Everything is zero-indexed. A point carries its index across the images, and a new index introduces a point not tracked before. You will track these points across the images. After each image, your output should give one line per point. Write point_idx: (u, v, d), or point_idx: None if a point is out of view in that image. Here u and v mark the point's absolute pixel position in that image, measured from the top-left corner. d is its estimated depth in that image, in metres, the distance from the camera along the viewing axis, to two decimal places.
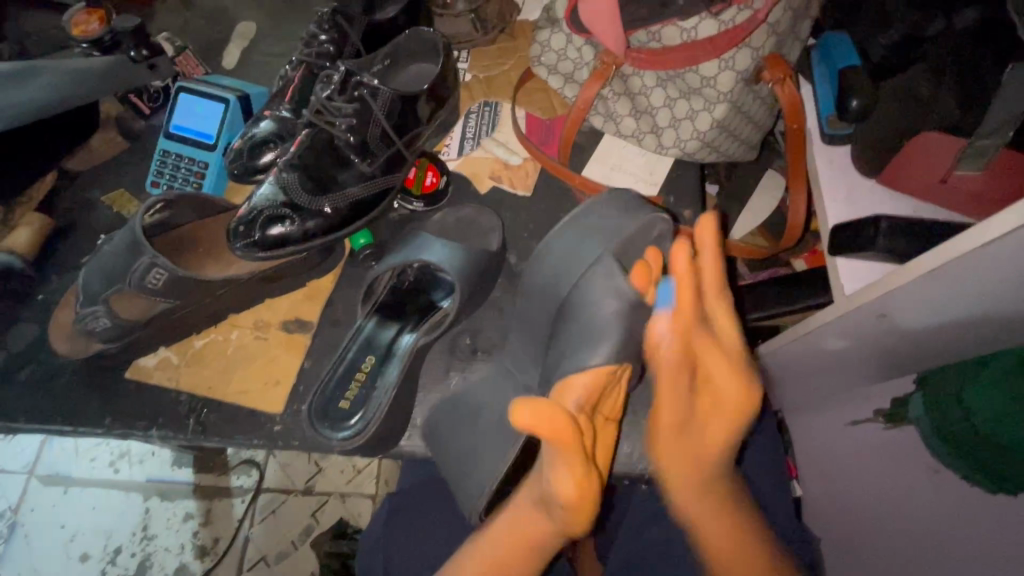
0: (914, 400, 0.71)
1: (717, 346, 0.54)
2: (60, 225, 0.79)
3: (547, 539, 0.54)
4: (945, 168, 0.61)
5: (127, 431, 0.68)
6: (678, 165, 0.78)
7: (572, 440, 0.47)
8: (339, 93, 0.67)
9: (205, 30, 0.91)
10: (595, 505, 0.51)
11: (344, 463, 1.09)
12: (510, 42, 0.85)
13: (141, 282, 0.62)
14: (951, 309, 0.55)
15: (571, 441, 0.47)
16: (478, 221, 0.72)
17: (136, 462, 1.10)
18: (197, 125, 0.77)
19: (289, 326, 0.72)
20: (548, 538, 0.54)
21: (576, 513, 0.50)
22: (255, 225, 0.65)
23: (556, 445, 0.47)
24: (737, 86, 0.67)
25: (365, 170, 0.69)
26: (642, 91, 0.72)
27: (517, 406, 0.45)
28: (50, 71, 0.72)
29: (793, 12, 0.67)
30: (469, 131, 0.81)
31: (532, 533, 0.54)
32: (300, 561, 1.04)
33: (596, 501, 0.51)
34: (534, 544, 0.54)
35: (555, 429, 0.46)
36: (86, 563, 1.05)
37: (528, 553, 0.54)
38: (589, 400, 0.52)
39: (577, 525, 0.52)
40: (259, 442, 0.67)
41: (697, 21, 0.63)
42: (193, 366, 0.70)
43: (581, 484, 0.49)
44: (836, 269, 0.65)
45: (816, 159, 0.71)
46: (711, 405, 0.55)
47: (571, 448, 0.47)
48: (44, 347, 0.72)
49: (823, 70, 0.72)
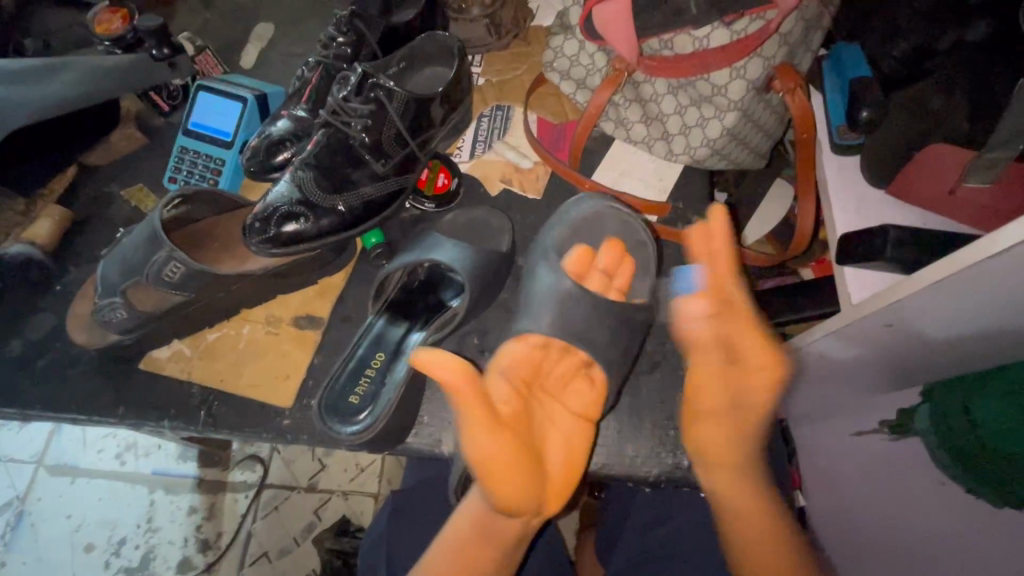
0: (920, 412, 0.71)
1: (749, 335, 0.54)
2: (80, 218, 0.81)
3: (505, 531, 0.53)
4: (955, 179, 0.61)
5: (140, 422, 0.70)
6: (687, 172, 0.79)
7: (472, 393, 0.48)
8: (356, 95, 0.68)
9: (225, 30, 0.93)
10: (520, 475, 0.50)
11: (347, 461, 1.10)
12: (524, 48, 0.86)
13: (157, 275, 0.63)
14: (958, 320, 0.55)
15: (473, 394, 0.48)
16: (489, 222, 0.73)
17: (142, 454, 1.12)
18: (215, 123, 0.79)
19: (300, 322, 0.73)
20: (506, 528, 0.54)
21: (502, 490, 0.49)
22: (270, 222, 0.67)
23: (456, 399, 0.48)
24: (747, 95, 0.68)
25: (378, 169, 0.70)
26: (654, 98, 0.73)
27: (422, 352, 0.47)
28: (78, 67, 0.75)
29: (806, 23, 0.67)
30: (481, 134, 0.82)
31: (483, 521, 0.54)
32: (302, 557, 1.05)
33: (517, 472, 0.49)
34: (492, 534, 0.54)
35: (451, 375, 0.47)
36: (90, 553, 1.07)
37: (489, 545, 0.54)
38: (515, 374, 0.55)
39: (507, 501, 0.50)
40: (268, 436, 0.68)
41: (710, 30, 0.64)
42: (205, 359, 0.71)
43: (494, 445, 0.48)
44: (843, 277, 0.66)
45: (825, 168, 0.72)
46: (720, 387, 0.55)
47: (470, 403, 0.48)
48: (61, 337, 0.74)
49: (836, 82, 0.74)
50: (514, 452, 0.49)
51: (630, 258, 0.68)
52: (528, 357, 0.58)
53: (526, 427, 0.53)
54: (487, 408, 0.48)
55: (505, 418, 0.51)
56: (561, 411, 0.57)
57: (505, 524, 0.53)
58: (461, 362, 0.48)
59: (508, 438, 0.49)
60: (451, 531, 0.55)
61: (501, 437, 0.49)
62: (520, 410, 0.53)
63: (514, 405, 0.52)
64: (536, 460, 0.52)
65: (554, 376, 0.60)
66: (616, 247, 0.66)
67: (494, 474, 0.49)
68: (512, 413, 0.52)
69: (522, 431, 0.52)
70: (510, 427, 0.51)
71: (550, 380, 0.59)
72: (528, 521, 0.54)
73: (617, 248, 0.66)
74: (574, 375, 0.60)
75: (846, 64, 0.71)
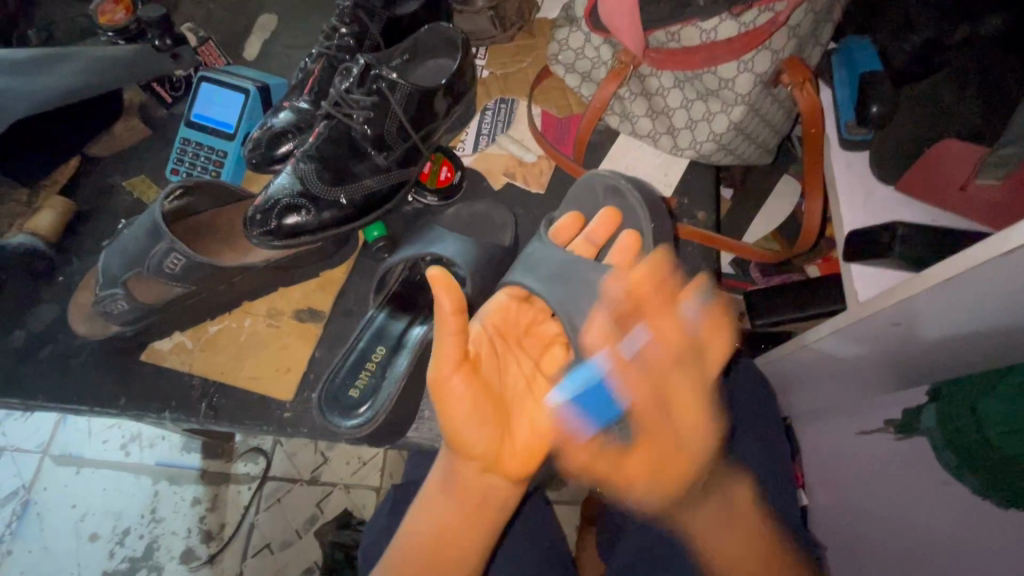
0: (926, 411, 0.70)
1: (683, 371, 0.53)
2: (82, 209, 0.81)
3: (467, 481, 0.53)
4: (964, 177, 0.60)
5: (142, 412, 0.70)
6: (693, 167, 0.78)
7: (454, 323, 0.47)
8: (358, 86, 0.68)
9: (229, 21, 0.92)
10: (476, 413, 0.50)
11: (349, 454, 1.10)
12: (529, 40, 0.85)
13: (158, 267, 0.63)
14: (968, 319, 0.54)
15: (456, 324, 0.47)
16: (492, 217, 0.72)
17: (146, 446, 1.12)
18: (217, 114, 0.78)
19: (302, 315, 0.72)
20: (471, 481, 0.53)
21: (458, 426, 0.49)
22: (271, 214, 0.66)
23: (439, 328, 0.47)
24: (754, 88, 0.67)
25: (380, 162, 0.69)
26: (659, 92, 0.72)
27: (432, 269, 0.45)
28: (77, 58, 0.75)
29: (816, 16, 0.66)
30: (485, 127, 0.81)
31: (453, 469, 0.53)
32: (304, 550, 1.06)
33: (471, 411, 0.49)
34: (461, 487, 0.54)
35: (441, 301, 0.46)
36: (95, 542, 1.08)
37: (456, 497, 0.54)
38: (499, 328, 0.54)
39: (461, 440, 0.50)
40: (269, 428, 0.68)
41: (717, 22, 0.63)
42: (207, 351, 0.71)
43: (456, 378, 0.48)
44: (850, 275, 0.65)
45: (834, 164, 0.71)
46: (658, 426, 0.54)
47: (448, 330, 0.47)
48: (65, 327, 0.74)
49: (844, 75, 0.72)
50: (477, 391, 0.50)
51: (633, 232, 0.58)
52: (507, 312, 0.54)
53: (491, 374, 0.52)
54: (461, 346, 0.48)
55: (472, 358, 0.51)
56: (528, 366, 0.55)
57: (464, 470, 0.53)
58: (460, 296, 0.46)
59: (472, 379, 0.49)
60: (431, 483, 0.56)
61: (467, 375, 0.49)
62: (486, 354, 0.52)
63: (481, 348, 0.52)
64: (495, 407, 0.52)
65: (532, 338, 0.57)
66: (613, 217, 0.59)
67: (451, 411, 0.49)
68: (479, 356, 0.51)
69: (485, 375, 0.52)
70: (475, 367, 0.50)
71: (527, 340, 0.57)
72: (483, 471, 0.52)
73: (611, 219, 0.59)
74: (551, 342, 0.58)
75: (857, 59, 0.70)
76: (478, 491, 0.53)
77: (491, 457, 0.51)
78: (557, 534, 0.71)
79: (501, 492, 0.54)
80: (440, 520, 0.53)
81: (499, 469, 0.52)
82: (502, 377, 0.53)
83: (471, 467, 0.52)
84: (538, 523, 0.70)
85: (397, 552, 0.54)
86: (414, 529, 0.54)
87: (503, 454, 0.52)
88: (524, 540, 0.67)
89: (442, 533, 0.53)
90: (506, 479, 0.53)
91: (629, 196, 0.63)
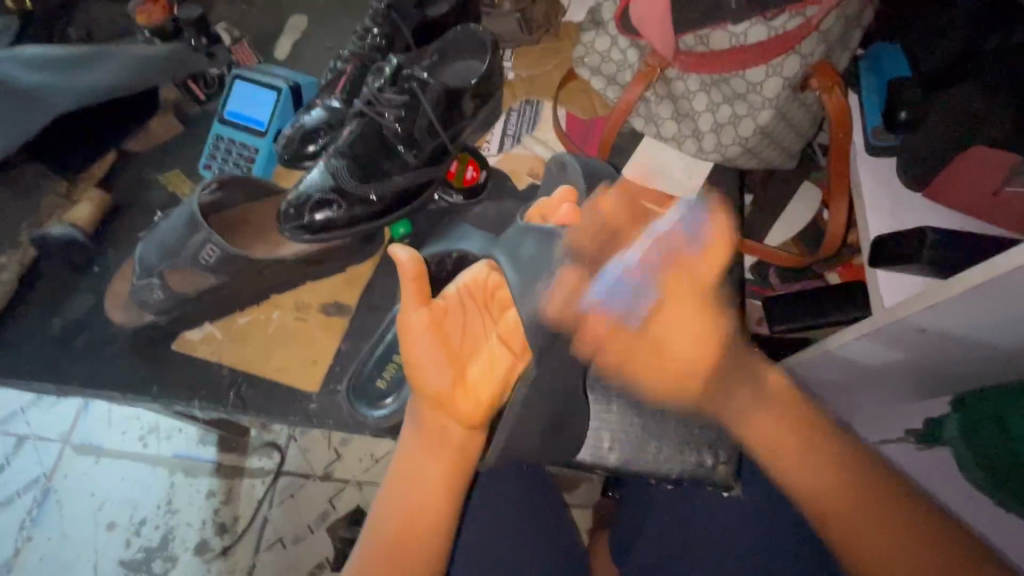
0: (948, 422, 0.69)
1: (685, 323, 0.51)
2: (118, 202, 0.84)
3: (425, 426, 0.53)
4: (998, 181, 0.59)
5: (172, 400, 0.71)
6: (717, 170, 0.79)
7: (418, 274, 0.52)
8: (391, 85, 0.70)
9: (262, 22, 0.95)
10: (434, 357, 0.53)
11: (363, 451, 1.11)
12: (554, 43, 0.87)
13: (194, 257, 0.66)
14: (997, 328, 0.54)
15: (419, 274, 0.52)
16: (518, 216, 0.73)
17: (163, 437, 1.14)
18: (250, 112, 0.80)
19: (328, 309, 0.74)
20: (430, 424, 0.53)
21: (417, 366, 0.53)
22: (304, 209, 0.68)
23: (405, 280, 0.52)
24: (782, 93, 0.67)
25: (409, 160, 0.70)
26: (686, 95, 0.72)
27: (393, 244, 0.52)
28: (118, 56, 0.77)
29: (846, 22, 0.66)
30: (510, 128, 0.82)
31: (433, 428, 0.53)
32: (315, 545, 1.07)
33: (428, 356, 0.53)
34: (425, 433, 0.54)
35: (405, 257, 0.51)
36: (112, 531, 1.10)
37: (424, 450, 0.53)
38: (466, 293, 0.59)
39: (421, 382, 0.52)
40: (295, 419, 0.70)
41: (747, 26, 0.63)
42: (237, 342, 0.73)
43: (421, 321, 0.53)
44: (874, 281, 0.64)
45: (860, 169, 0.71)
46: (685, 331, 0.51)
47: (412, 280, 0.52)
48: (98, 317, 0.76)
49: (872, 83, 0.72)
50: (436, 336, 0.54)
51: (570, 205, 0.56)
52: (482, 279, 0.60)
53: (454, 329, 0.56)
54: (421, 291, 0.53)
55: (440, 311, 0.55)
56: (489, 328, 0.60)
57: (423, 414, 0.54)
58: (416, 254, 0.51)
59: (432, 325, 0.54)
60: (404, 454, 0.54)
61: (426, 318, 0.53)
62: (453, 310, 0.57)
63: (448, 305, 0.57)
64: (453, 355, 0.55)
65: (495, 302, 0.61)
66: (569, 197, 0.58)
67: (412, 349, 0.52)
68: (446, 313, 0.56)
69: (446, 327, 0.56)
70: (439, 319, 0.55)
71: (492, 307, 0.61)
72: (439, 411, 0.53)
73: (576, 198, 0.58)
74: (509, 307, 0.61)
75: (885, 65, 0.70)
76: (447, 440, 0.53)
77: (448, 400, 0.53)
78: (573, 533, 0.71)
79: (462, 438, 0.53)
80: (420, 485, 0.52)
81: (453, 413, 0.53)
82: (462, 330, 0.57)
83: (428, 411, 0.53)
84: (555, 521, 0.71)
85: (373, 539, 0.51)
86: (393, 504, 0.51)
87: (458, 396, 0.53)
88: (540, 539, 0.67)
89: (421, 502, 0.51)
90: (464, 425, 0.53)
91: (569, 168, 0.61)
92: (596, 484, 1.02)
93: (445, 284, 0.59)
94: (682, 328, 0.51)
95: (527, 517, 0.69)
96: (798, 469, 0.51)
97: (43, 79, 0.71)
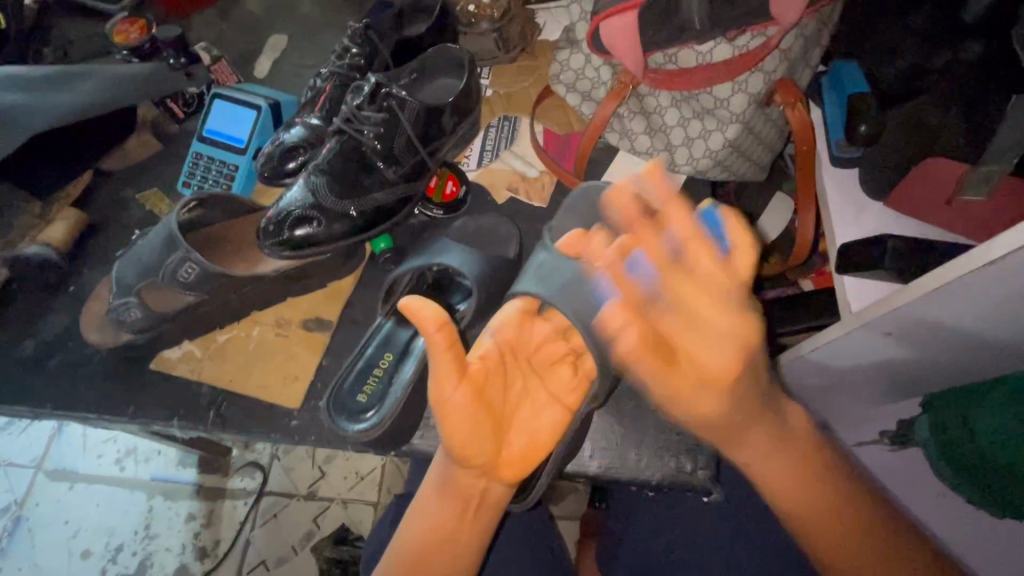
0: (920, 424, 0.70)
1: (717, 318, 0.40)
2: (94, 221, 0.83)
3: (462, 487, 0.52)
4: (951, 190, 0.61)
5: (149, 420, 0.70)
6: (689, 182, 0.81)
7: (450, 337, 0.43)
8: (369, 103, 0.71)
9: (241, 41, 0.96)
10: (482, 434, 0.48)
11: (348, 469, 1.10)
12: (531, 60, 0.89)
13: (173, 275, 0.66)
14: (963, 328, 0.56)
15: (451, 339, 0.43)
16: (497, 229, 0.75)
17: (141, 460, 1.12)
18: (229, 130, 0.81)
19: (309, 324, 0.74)
20: (467, 488, 0.52)
21: (457, 438, 0.47)
22: (284, 225, 0.69)
23: (435, 348, 0.43)
24: (748, 108, 0.70)
25: (388, 176, 0.72)
26: (657, 110, 0.75)
27: (408, 297, 0.41)
28: (98, 76, 0.77)
29: (806, 40, 0.69)
30: (489, 143, 0.84)
31: (470, 490, 0.52)
32: (299, 567, 1.05)
33: (476, 431, 0.47)
34: (459, 493, 0.53)
35: (431, 315, 0.41)
36: (87, 559, 1.06)
37: (452, 504, 0.53)
38: (508, 345, 0.51)
39: (466, 457, 0.49)
40: (276, 436, 0.69)
41: (713, 45, 0.67)
42: (216, 360, 0.72)
43: (470, 398, 0.46)
44: (843, 288, 0.67)
45: (825, 179, 0.74)
46: (697, 342, 0.42)
47: (441, 345, 0.43)
48: (73, 337, 0.75)
49: (833, 96, 0.73)
50: (476, 407, 0.47)
51: None
52: (520, 325, 0.53)
53: (495, 393, 0.50)
54: (459, 363, 0.44)
55: (478, 378, 0.48)
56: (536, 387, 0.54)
57: (460, 476, 0.52)
58: (445, 316, 0.42)
59: (475, 395, 0.47)
60: (426, 502, 0.54)
61: (469, 394, 0.46)
62: (493, 371, 0.49)
63: (487, 363, 0.49)
64: (496, 419, 0.50)
65: (540, 358, 0.55)
66: None
67: (452, 426, 0.46)
68: (484, 377, 0.48)
69: (488, 393, 0.49)
70: (481, 392, 0.48)
71: (539, 357, 0.55)
72: (479, 477, 0.52)
73: None
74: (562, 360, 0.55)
75: (844, 80, 0.70)
76: (479, 494, 0.53)
77: (487, 465, 0.50)
78: (559, 543, 0.71)
79: (500, 493, 0.54)
80: (455, 533, 0.53)
81: (494, 479, 0.52)
82: (506, 395, 0.51)
83: (468, 475, 0.52)
84: (539, 533, 0.70)
85: (394, 561, 0.53)
86: (417, 534, 0.53)
87: (501, 461, 0.51)
88: (525, 551, 0.68)
89: (449, 548, 0.53)
90: (505, 483, 0.53)
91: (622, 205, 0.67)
92: (583, 496, 1.02)
93: (479, 334, 0.50)
94: (690, 378, 0.45)
95: (509, 526, 0.69)
96: (797, 492, 0.52)
97: (16, 99, 0.70)
